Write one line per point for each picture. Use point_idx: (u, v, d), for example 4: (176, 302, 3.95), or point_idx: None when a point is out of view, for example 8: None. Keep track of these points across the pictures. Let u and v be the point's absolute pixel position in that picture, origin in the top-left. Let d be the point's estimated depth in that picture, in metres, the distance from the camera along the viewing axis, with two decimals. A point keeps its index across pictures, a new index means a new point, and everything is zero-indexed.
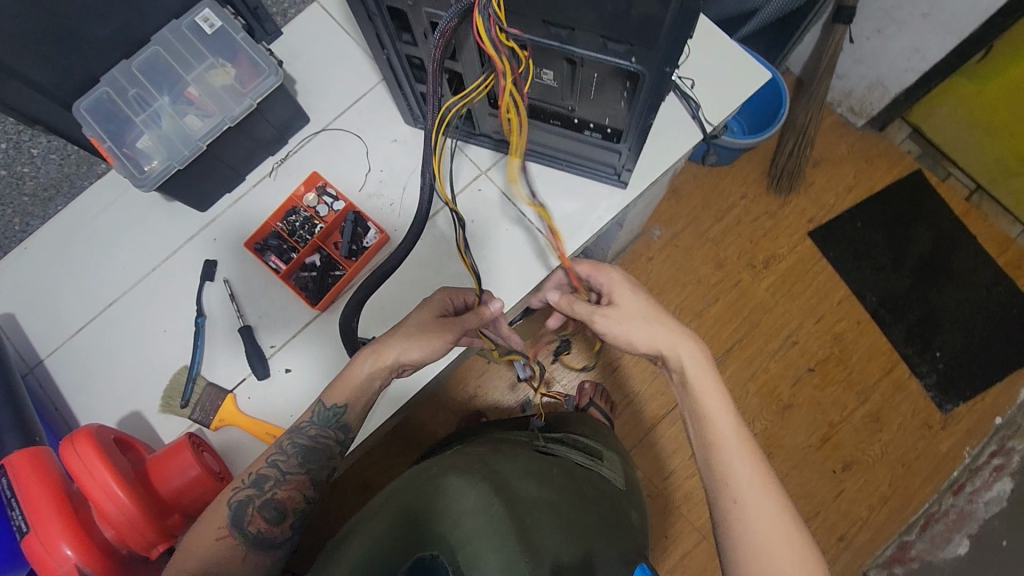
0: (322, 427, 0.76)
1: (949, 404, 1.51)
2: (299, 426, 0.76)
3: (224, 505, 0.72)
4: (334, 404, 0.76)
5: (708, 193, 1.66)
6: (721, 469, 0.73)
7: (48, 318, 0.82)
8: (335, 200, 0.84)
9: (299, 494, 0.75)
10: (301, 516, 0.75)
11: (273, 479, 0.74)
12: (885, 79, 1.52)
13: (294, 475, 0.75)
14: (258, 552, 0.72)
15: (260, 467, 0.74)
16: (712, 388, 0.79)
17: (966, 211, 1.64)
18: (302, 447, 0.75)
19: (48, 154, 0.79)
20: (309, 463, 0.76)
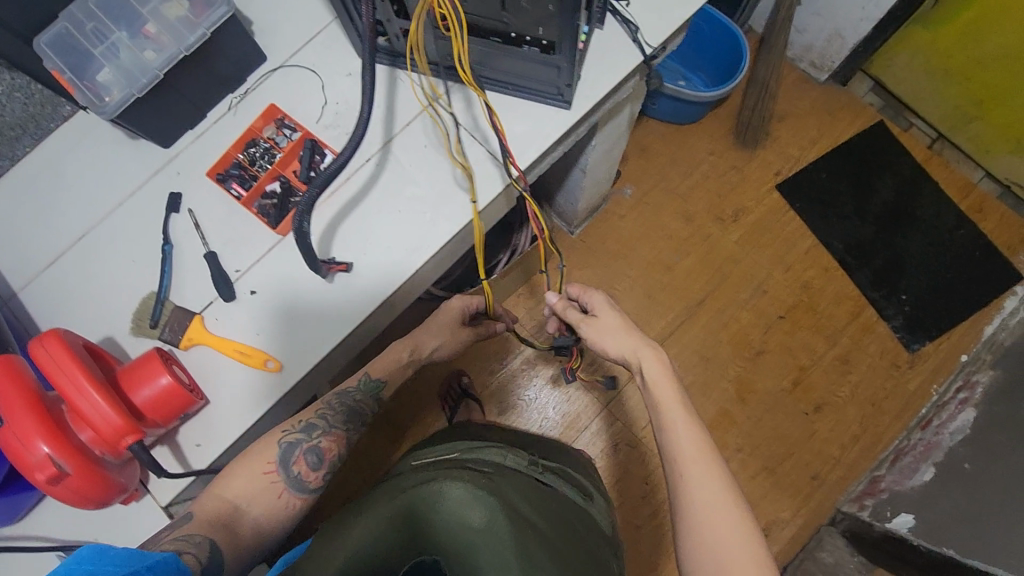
0: (364, 393, 0.81)
1: (916, 343, 1.55)
2: (344, 388, 0.81)
3: (272, 443, 0.73)
4: (377, 377, 0.82)
5: (677, 150, 1.71)
6: (672, 460, 0.79)
7: (8, 257, 0.79)
8: (293, 131, 0.80)
9: (338, 449, 0.77)
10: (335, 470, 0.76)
11: (320, 428, 0.76)
12: (842, 30, 1.56)
13: (336, 429, 0.77)
14: (292, 494, 0.72)
15: (310, 415, 0.77)
16: (664, 388, 0.85)
17: (928, 158, 1.68)
18: (345, 406, 0.79)
19: (13, 92, 0.76)
20: (349, 424, 0.79)
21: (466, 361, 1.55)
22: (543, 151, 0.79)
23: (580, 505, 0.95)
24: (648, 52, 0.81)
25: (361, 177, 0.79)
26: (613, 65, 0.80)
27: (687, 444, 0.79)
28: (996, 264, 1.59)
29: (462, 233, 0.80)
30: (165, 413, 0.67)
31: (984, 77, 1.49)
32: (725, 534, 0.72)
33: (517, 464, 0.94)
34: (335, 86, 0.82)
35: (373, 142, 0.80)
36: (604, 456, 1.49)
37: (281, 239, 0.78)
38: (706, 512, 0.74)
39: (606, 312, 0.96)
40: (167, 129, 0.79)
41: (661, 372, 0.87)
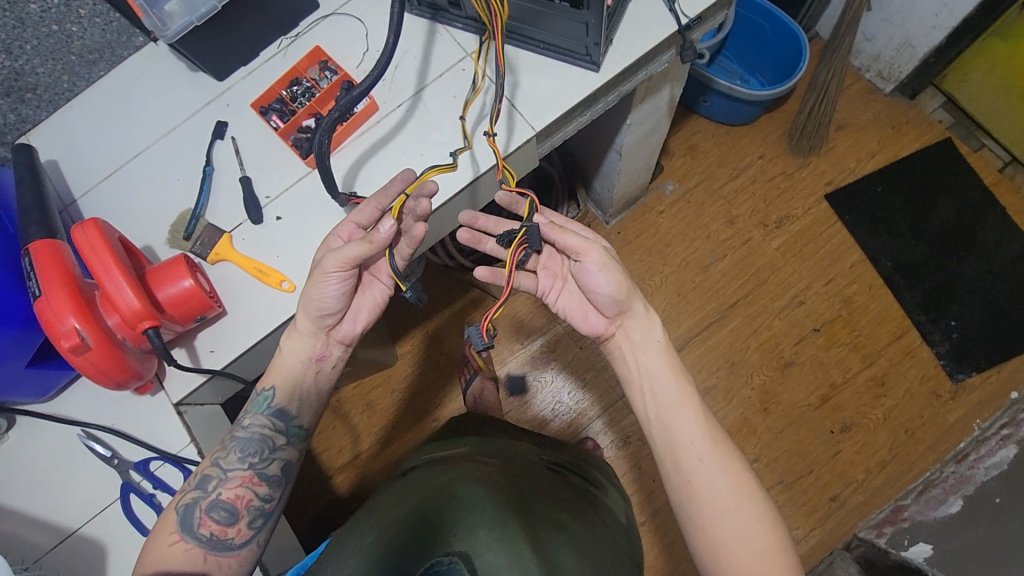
0: (257, 416, 0.75)
1: (961, 373, 1.46)
2: (236, 423, 0.76)
3: (171, 511, 0.70)
4: (264, 389, 0.76)
5: (725, 151, 1.67)
6: (680, 441, 0.74)
7: (74, 168, 0.87)
8: (333, 74, 0.86)
9: (250, 490, 0.73)
10: (260, 510, 0.73)
11: (217, 477, 0.72)
12: (913, 39, 1.49)
13: (237, 472, 0.73)
14: (217, 553, 0.69)
15: (203, 469, 0.73)
16: (659, 355, 0.80)
17: (998, 182, 1.58)
18: (238, 443, 0.75)
19: (93, 17, 0.83)
20: (251, 458, 0.74)
21: None
22: (568, 108, 0.81)
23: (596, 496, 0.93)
24: (683, 23, 0.81)
25: (389, 124, 0.83)
26: (645, 33, 0.81)
27: (694, 431, 0.74)
28: None
29: (477, 183, 0.81)
30: (183, 313, 0.73)
31: None
32: (741, 521, 0.69)
33: (531, 454, 0.96)
34: (377, 36, 0.87)
35: (405, 90, 0.84)
36: (613, 447, 1.48)
37: (311, 171, 0.83)
38: (722, 493, 0.70)
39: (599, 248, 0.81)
40: (222, 62, 0.85)
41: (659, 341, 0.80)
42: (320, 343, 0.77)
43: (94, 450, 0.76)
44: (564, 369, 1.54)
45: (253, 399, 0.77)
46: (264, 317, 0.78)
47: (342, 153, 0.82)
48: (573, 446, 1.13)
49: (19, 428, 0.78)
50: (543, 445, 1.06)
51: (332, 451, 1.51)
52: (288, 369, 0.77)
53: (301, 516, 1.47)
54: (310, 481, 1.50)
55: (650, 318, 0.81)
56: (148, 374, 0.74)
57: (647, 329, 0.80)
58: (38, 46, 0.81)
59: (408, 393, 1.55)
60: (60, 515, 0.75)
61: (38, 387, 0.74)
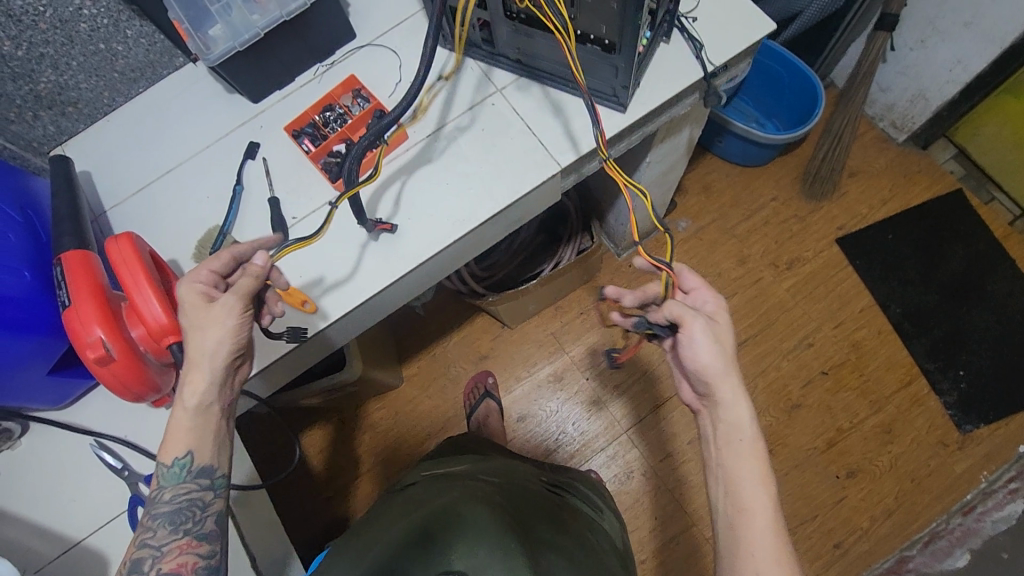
0: (179, 485, 0.65)
1: (969, 424, 1.45)
2: (152, 499, 0.65)
3: None
4: (175, 456, 0.65)
5: (738, 192, 1.69)
6: (741, 550, 0.60)
7: (106, 181, 0.89)
8: (366, 102, 0.88)
9: (192, 555, 0.64)
10: (210, 569, 0.65)
11: (150, 557, 0.63)
12: (927, 91, 1.52)
13: (169, 543, 0.63)
14: None
15: (131, 553, 0.63)
16: (744, 448, 0.64)
17: (1007, 235, 1.59)
18: (163, 514, 0.65)
19: (139, 38, 0.86)
20: (185, 524, 0.65)
21: (494, 364, 1.58)
22: (594, 144, 0.83)
23: (590, 518, 0.95)
24: (709, 69, 0.83)
25: (416, 152, 0.85)
26: (670, 76, 0.83)
27: (763, 541, 0.60)
28: None
29: (500, 216, 0.83)
30: None
31: None
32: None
33: (528, 477, 0.97)
34: (410, 68, 0.89)
35: (434, 121, 0.86)
36: (617, 482, 1.47)
37: (338, 195, 0.84)
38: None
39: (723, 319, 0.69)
40: (258, 85, 0.88)
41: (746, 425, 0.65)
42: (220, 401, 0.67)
43: (104, 460, 0.77)
44: (571, 401, 1.54)
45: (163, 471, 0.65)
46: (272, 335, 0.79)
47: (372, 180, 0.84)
48: (570, 472, 1.14)
49: (32, 435, 0.78)
50: (541, 469, 1.08)
51: (333, 471, 1.50)
52: (205, 427, 0.66)
53: (299, 536, 1.45)
54: (310, 500, 1.48)
55: (743, 403, 0.65)
56: (167, 388, 0.75)
57: (734, 419, 0.65)
58: (83, 63, 0.84)
59: (413, 414, 1.55)
60: (66, 525, 0.75)
61: (54, 395, 0.75)
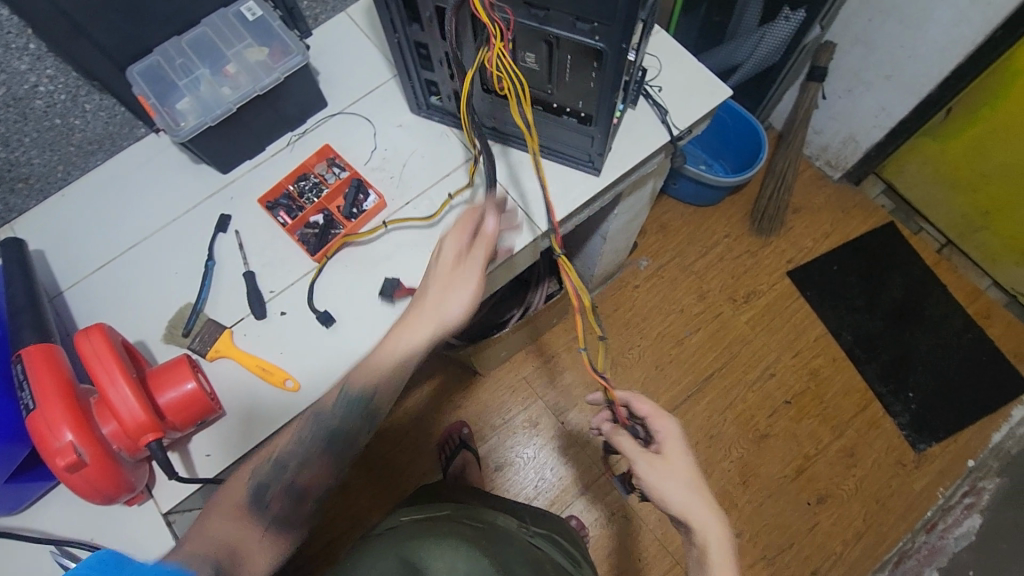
0: (348, 410, 0.72)
1: (922, 443, 1.54)
2: (323, 404, 0.72)
3: (246, 477, 0.70)
4: (364, 390, 0.71)
5: (694, 230, 1.76)
6: None
7: (62, 259, 0.84)
8: (342, 170, 0.87)
9: (320, 476, 0.73)
10: (323, 491, 0.73)
11: (295, 463, 0.71)
12: (857, 134, 1.64)
13: (314, 462, 0.72)
14: (275, 534, 0.70)
15: (283, 448, 0.71)
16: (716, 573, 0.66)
17: (937, 262, 1.73)
18: (322, 428, 0.72)
19: (99, 111, 0.83)
20: (333, 445, 0.73)
21: (468, 413, 1.56)
22: (571, 210, 0.85)
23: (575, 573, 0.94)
24: (675, 133, 0.87)
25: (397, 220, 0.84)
26: (638, 142, 0.87)
27: None
28: (1003, 372, 1.60)
29: (482, 281, 0.83)
30: (183, 419, 0.69)
31: (991, 192, 1.55)
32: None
33: (510, 526, 0.95)
34: (385, 136, 0.90)
35: (413, 188, 0.86)
36: (598, 526, 1.47)
37: (315, 268, 0.82)
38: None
39: (675, 448, 0.74)
40: (228, 156, 0.85)
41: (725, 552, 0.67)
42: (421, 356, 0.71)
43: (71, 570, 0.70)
44: (548, 446, 1.53)
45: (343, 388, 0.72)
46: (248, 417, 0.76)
47: (350, 249, 0.82)
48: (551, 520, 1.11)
49: None
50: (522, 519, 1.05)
51: (305, 539, 1.42)
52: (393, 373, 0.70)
53: None
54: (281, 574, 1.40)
55: (710, 524, 0.69)
56: (139, 486, 0.70)
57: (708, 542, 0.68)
58: (38, 139, 0.80)
59: (387, 471, 1.50)
60: None
61: (10, 501, 0.69)
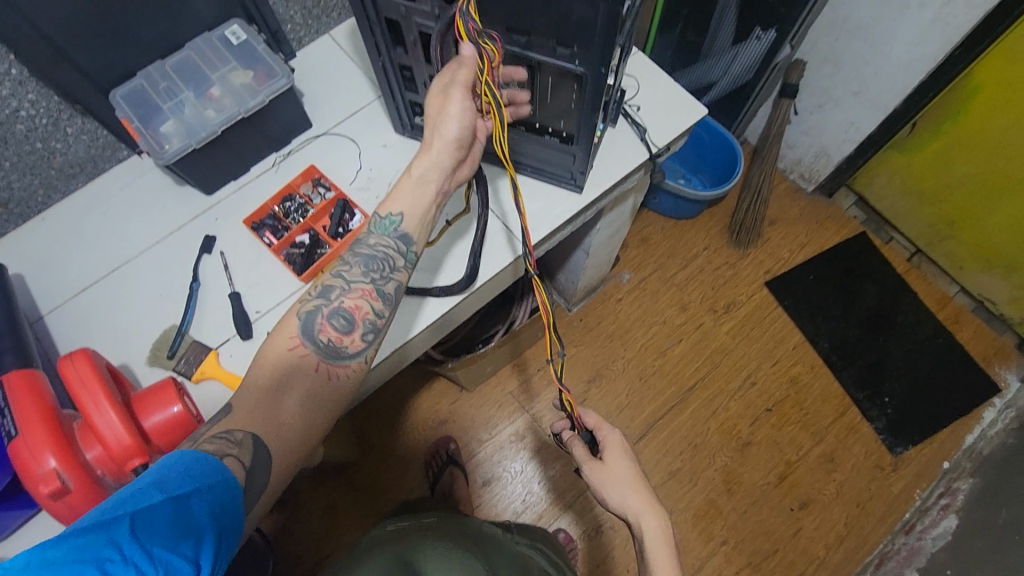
0: (381, 236, 0.68)
1: (899, 446, 1.58)
2: (357, 238, 0.69)
3: (292, 315, 0.65)
4: (390, 211, 0.68)
5: (674, 243, 1.80)
6: None
7: (42, 282, 0.83)
8: (328, 190, 0.88)
9: (368, 304, 0.67)
10: (375, 327, 0.68)
11: (338, 288, 0.67)
12: (828, 148, 1.70)
13: (358, 283, 0.67)
14: (328, 363, 0.65)
15: (324, 280, 0.68)
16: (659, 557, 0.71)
17: (907, 270, 1.78)
18: (360, 256, 0.68)
19: (81, 134, 0.83)
20: (373, 273, 0.68)
21: (455, 429, 1.56)
22: (555, 226, 0.87)
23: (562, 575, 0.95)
24: (654, 151, 0.90)
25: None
26: (619, 161, 0.89)
27: None
28: (973, 375, 1.65)
29: (469, 298, 0.84)
30: (169, 442, 0.69)
31: (957, 202, 1.60)
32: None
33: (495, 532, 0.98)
34: (370, 156, 0.91)
35: None
36: (586, 538, 1.47)
37: (304, 286, 0.82)
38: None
39: (617, 453, 0.80)
40: (213, 178, 0.86)
41: (659, 539, 0.73)
42: (448, 180, 0.69)
43: None
44: (534, 460, 1.54)
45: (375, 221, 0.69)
46: None
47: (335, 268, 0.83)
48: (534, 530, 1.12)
49: None
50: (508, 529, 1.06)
51: (290, 561, 1.40)
52: (424, 196, 0.68)
53: None
54: None
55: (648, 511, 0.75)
56: None
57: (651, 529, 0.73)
58: (18, 162, 0.79)
59: (374, 489, 1.49)
60: None
61: None
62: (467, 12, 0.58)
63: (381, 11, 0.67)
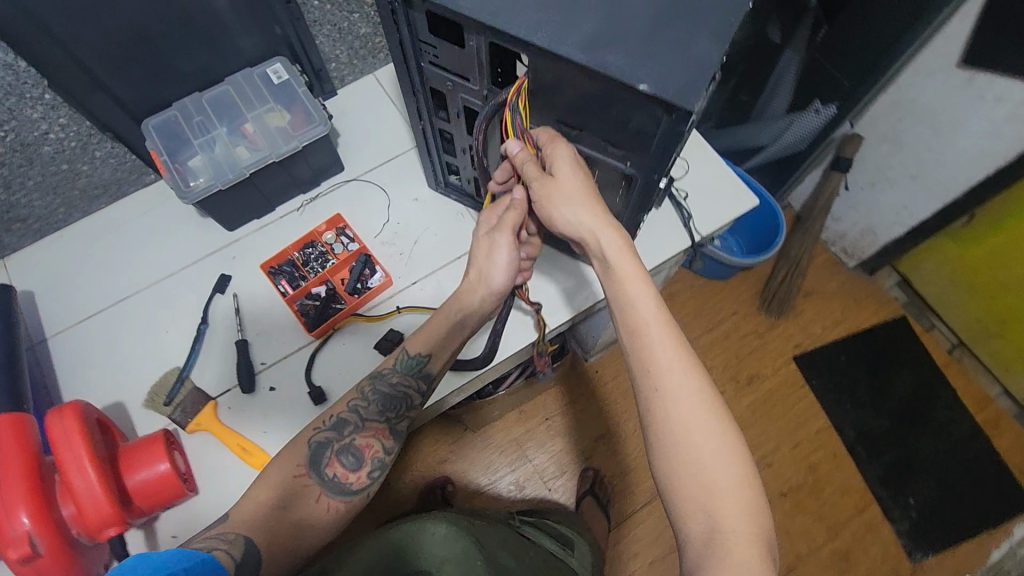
0: (404, 375, 0.69)
1: (919, 554, 1.49)
2: (379, 372, 0.69)
3: (302, 444, 0.63)
4: (418, 351, 0.70)
5: (702, 304, 1.73)
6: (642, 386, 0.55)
7: (52, 305, 0.81)
8: (351, 241, 0.84)
9: (379, 441, 0.67)
10: (382, 465, 0.66)
11: (353, 424, 0.66)
12: (876, 228, 1.62)
13: (373, 422, 0.67)
14: (333, 499, 0.62)
15: (340, 410, 0.67)
16: (630, 277, 0.58)
17: (947, 363, 1.68)
18: (380, 394, 0.68)
19: (109, 158, 0.81)
20: (389, 413, 0.68)
21: (454, 471, 1.51)
22: (584, 308, 0.83)
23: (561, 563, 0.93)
24: (696, 239, 0.85)
25: (401, 302, 0.81)
26: (659, 248, 0.84)
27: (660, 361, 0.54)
28: (1007, 486, 1.55)
29: (483, 374, 0.80)
30: (152, 503, 0.65)
31: (1009, 301, 1.50)
32: (720, 509, 0.49)
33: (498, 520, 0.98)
34: (399, 208, 0.87)
35: (421, 267, 0.83)
36: None
37: (313, 341, 0.78)
38: (678, 429, 0.52)
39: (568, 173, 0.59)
40: (237, 217, 0.83)
41: (620, 253, 0.59)
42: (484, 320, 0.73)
43: None
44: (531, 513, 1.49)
45: (399, 355, 0.70)
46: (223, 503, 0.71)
47: (347, 328, 0.78)
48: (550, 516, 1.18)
49: None
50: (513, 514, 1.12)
51: None
52: (449, 334, 0.71)
53: None
54: None
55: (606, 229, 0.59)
56: (99, 569, 0.64)
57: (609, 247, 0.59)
58: (41, 182, 0.77)
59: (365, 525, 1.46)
60: None
61: None
62: (516, 107, 0.55)
63: (427, 81, 0.63)
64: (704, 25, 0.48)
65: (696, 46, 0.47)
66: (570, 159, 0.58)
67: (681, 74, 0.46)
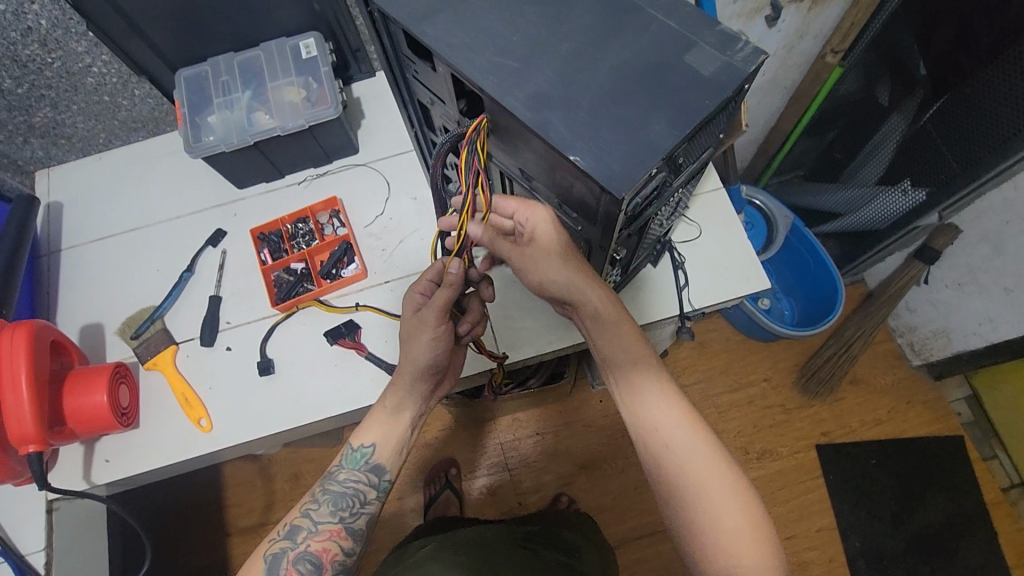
0: (352, 471, 0.66)
1: None
2: (327, 473, 0.66)
3: (257, 556, 0.62)
4: (361, 444, 0.66)
5: (732, 360, 1.53)
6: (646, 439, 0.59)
7: (73, 219, 0.88)
8: (341, 226, 0.85)
9: (337, 543, 0.63)
10: (344, 566, 0.64)
11: (306, 529, 0.63)
12: (952, 331, 1.36)
13: (326, 524, 0.63)
14: None
15: (292, 517, 0.64)
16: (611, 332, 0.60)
17: (997, 502, 1.40)
18: (331, 494, 0.65)
19: (147, 98, 0.86)
20: (342, 512, 0.64)
21: None
22: (541, 352, 0.78)
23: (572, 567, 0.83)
24: (685, 310, 0.78)
25: (363, 299, 0.81)
26: (642, 309, 0.78)
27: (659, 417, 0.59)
28: None
29: None
30: (85, 428, 0.70)
31: None
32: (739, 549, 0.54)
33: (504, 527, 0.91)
34: (396, 205, 0.86)
35: (398, 270, 0.82)
36: None
37: (276, 314, 0.81)
38: (687, 477, 0.57)
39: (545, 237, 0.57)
40: (246, 177, 0.86)
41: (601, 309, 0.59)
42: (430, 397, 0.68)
43: None
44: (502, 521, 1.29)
45: (345, 450, 0.67)
46: (156, 443, 0.75)
47: (307, 311, 0.80)
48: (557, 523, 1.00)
49: None
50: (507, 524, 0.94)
51: None
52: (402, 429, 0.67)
53: None
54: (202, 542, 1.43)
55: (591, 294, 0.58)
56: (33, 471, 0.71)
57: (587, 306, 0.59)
58: (84, 108, 0.83)
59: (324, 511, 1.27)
60: None
61: None
62: (472, 144, 0.53)
63: (413, 94, 0.62)
64: (669, 103, 0.45)
65: (651, 127, 0.44)
66: (552, 231, 0.56)
67: (619, 153, 0.43)
